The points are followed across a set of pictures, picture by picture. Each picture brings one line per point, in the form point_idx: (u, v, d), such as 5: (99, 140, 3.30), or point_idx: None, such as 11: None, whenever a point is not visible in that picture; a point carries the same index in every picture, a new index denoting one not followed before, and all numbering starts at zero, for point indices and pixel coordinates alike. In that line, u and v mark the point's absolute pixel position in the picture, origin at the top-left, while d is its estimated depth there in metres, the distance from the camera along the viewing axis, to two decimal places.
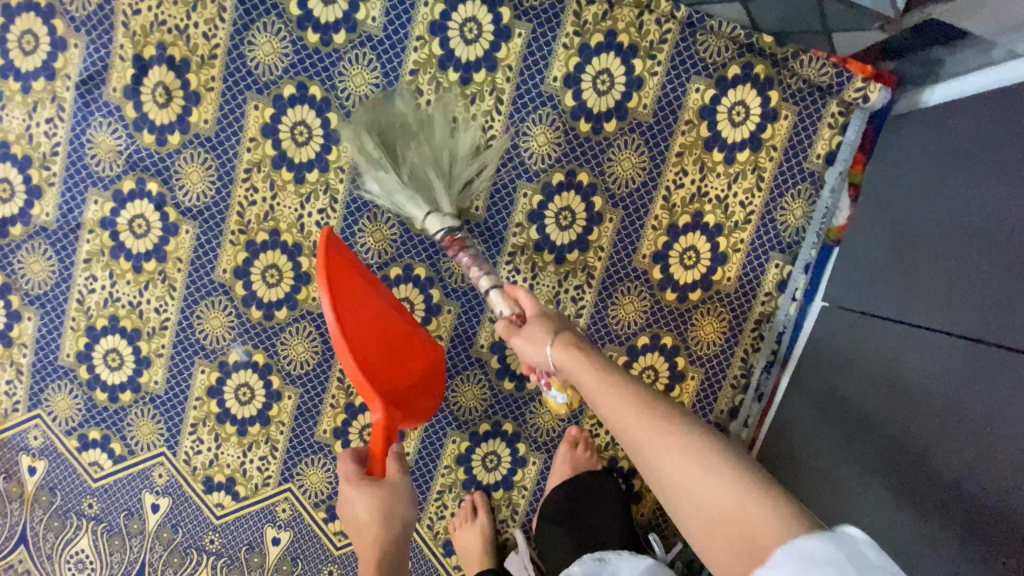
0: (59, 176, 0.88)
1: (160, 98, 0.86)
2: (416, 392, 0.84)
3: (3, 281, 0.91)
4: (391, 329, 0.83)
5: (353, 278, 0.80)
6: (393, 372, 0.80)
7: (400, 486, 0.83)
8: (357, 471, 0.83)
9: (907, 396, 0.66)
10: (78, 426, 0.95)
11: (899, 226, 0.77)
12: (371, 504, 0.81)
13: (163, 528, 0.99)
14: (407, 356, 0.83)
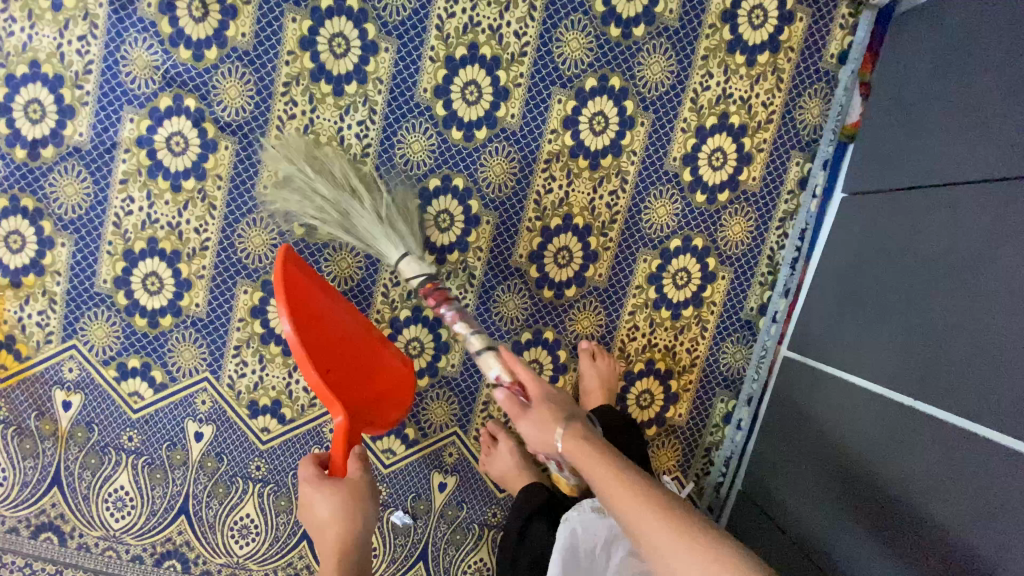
0: (93, 95, 0.87)
1: (196, 12, 0.86)
2: (377, 405, 0.87)
3: (34, 206, 0.89)
4: (353, 347, 0.85)
5: (315, 295, 0.83)
6: (354, 383, 0.83)
7: (360, 486, 0.81)
8: (317, 474, 0.81)
9: (931, 253, 0.73)
10: (116, 355, 0.94)
11: (902, 134, 0.84)
12: (331, 504, 0.78)
13: (207, 457, 0.98)
14: (371, 375, 0.86)
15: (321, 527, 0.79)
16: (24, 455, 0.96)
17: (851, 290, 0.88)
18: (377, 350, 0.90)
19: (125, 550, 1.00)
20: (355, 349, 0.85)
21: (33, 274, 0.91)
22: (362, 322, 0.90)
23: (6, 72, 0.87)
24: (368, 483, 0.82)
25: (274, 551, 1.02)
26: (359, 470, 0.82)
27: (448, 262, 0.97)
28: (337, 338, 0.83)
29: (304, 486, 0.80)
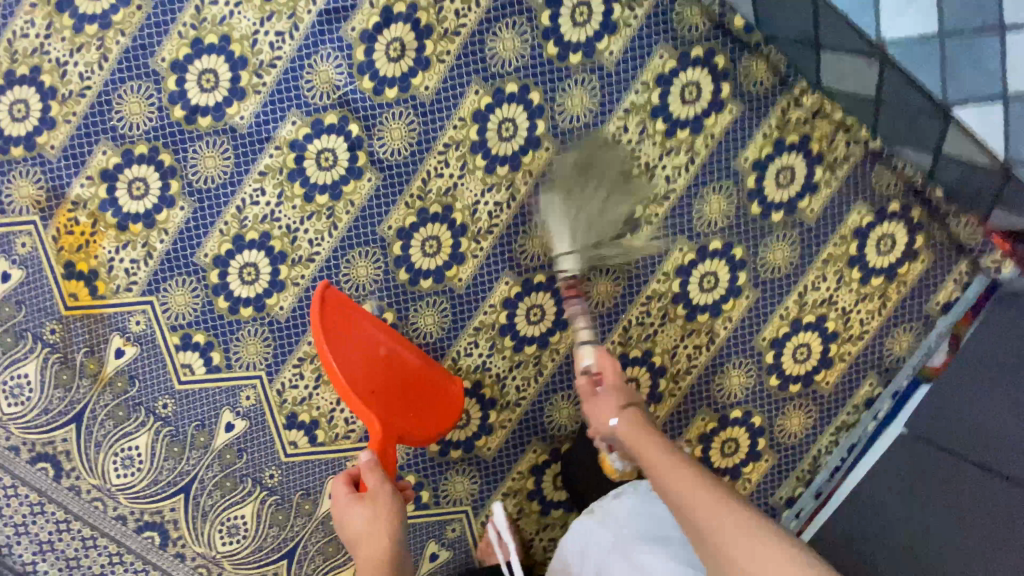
0: (266, 87, 0.89)
1: (393, 52, 0.89)
2: (419, 423, 0.91)
3: (170, 163, 0.91)
4: (397, 370, 0.91)
5: (359, 324, 0.89)
6: (394, 404, 0.89)
7: (386, 504, 0.74)
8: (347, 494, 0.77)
9: (925, 519, 0.85)
10: (185, 325, 0.95)
11: (970, 391, 0.90)
12: (360, 517, 0.73)
13: (228, 448, 0.98)
14: (415, 395, 0.91)
15: (354, 544, 0.72)
16: (57, 384, 0.96)
17: (880, 498, 0.95)
18: (428, 372, 0.94)
19: (112, 506, 1.00)
20: (399, 370, 0.91)
21: (141, 224, 0.92)
22: (411, 348, 0.94)
23: (195, 36, 0.88)
24: (392, 499, 0.75)
25: (252, 558, 1.01)
26: (381, 482, 0.77)
27: (522, 353, 0.99)
28: (380, 362, 0.90)
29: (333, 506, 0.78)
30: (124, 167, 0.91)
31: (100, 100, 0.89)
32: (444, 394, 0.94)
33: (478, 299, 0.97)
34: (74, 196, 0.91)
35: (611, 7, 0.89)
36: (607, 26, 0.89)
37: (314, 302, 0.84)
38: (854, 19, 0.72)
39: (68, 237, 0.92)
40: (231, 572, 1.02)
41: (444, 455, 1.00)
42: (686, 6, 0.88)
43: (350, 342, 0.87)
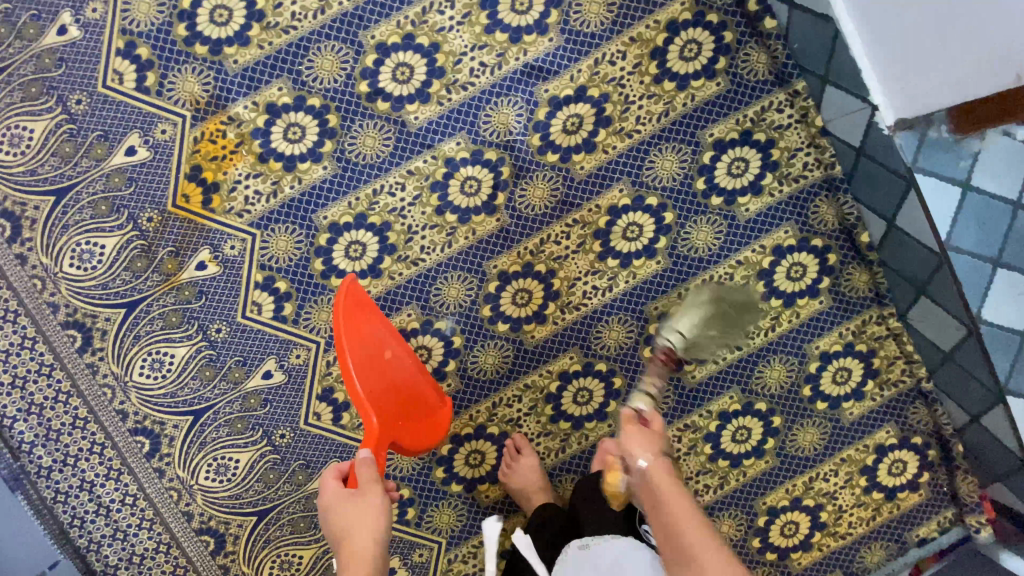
0: (450, 103, 0.95)
1: (569, 126, 0.97)
2: (406, 433, 0.92)
3: (334, 125, 0.95)
4: (400, 381, 0.93)
5: (371, 324, 0.91)
6: (395, 412, 0.90)
7: (374, 504, 0.77)
8: (337, 487, 0.81)
9: None
10: (274, 268, 0.97)
11: None
12: (343, 518, 0.77)
13: (255, 394, 0.99)
14: (408, 407, 0.93)
15: (339, 536, 0.76)
16: (128, 267, 0.96)
17: None
18: (420, 387, 0.96)
19: (119, 400, 0.99)
20: (397, 380, 0.92)
21: (281, 166, 0.95)
22: (410, 357, 0.96)
23: (410, 32, 0.93)
24: (380, 499, 0.78)
25: (226, 503, 1.02)
26: (371, 480, 0.79)
27: (555, 426, 1.03)
28: (383, 365, 0.90)
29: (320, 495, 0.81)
30: (291, 109, 0.94)
31: (298, 43, 0.93)
32: (430, 408, 0.96)
33: (540, 361, 1.01)
34: (232, 112, 0.94)
35: (763, 173, 0.98)
36: (755, 187, 0.98)
37: (341, 290, 0.86)
38: (965, 292, 0.85)
39: (208, 144, 0.94)
40: (199, 506, 1.02)
41: (444, 485, 1.03)
42: (823, 202, 0.98)
43: (364, 342, 0.88)
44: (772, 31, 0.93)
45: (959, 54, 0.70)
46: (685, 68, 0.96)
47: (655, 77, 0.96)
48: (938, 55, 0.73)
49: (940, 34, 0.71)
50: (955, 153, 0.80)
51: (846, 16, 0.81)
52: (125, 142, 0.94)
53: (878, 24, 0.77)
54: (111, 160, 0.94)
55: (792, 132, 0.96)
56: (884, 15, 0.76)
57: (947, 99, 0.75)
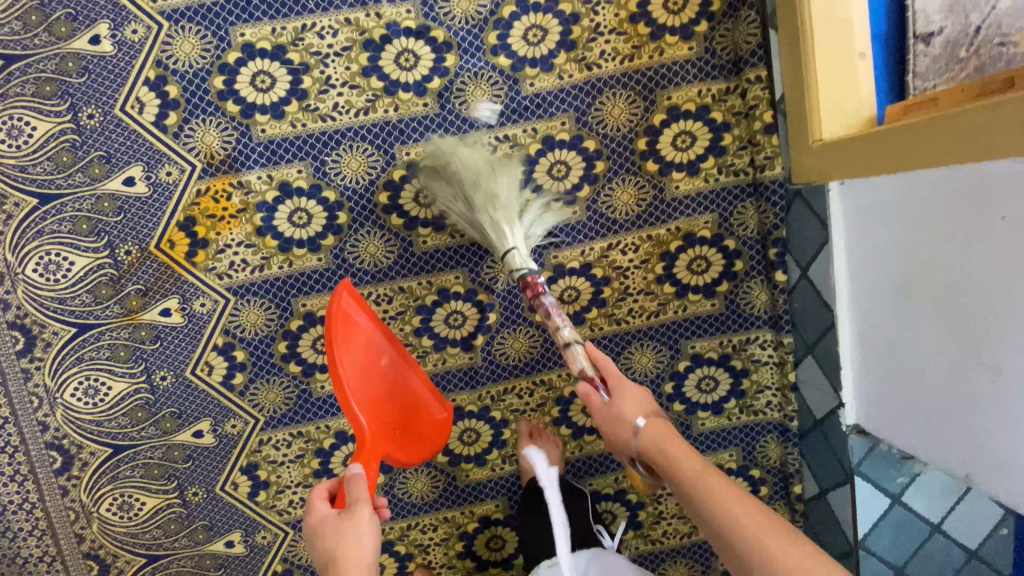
0: (460, 237, 0.95)
1: (566, 295, 0.98)
2: (403, 443, 0.89)
3: (341, 223, 0.94)
4: (392, 393, 0.89)
5: (367, 330, 0.87)
6: (390, 423, 0.87)
7: (367, 524, 0.70)
8: (327, 510, 0.74)
9: None
10: (238, 337, 0.96)
11: None
12: (331, 541, 0.70)
13: (182, 447, 0.99)
14: (404, 416, 0.90)
15: (330, 562, 0.68)
16: (91, 291, 0.94)
17: None
18: (417, 397, 0.92)
19: (43, 412, 0.97)
20: (393, 388, 0.89)
21: (277, 244, 0.94)
22: (411, 365, 0.93)
23: None
24: (372, 518, 0.70)
25: (119, 539, 1.01)
26: (362, 497, 0.72)
27: (460, 561, 1.05)
28: (379, 373, 0.88)
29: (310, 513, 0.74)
30: (304, 194, 0.92)
31: (331, 135, 0.91)
32: (431, 419, 0.93)
33: (465, 499, 1.03)
34: (244, 178, 0.92)
35: (729, 397, 1.00)
36: (717, 407, 1.01)
37: (332, 299, 0.83)
38: None
39: (210, 200, 0.92)
40: (90, 534, 1.01)
41: None
42: (772, 441, 1.01)
43: (356, 348, 0.85)
44: (782, 280, 0.94)
45: (928, 422, 0.72)
46: (691, 280, 0.97)
47: (661, 278, 0.97)
48: (910, 400, 0.74)
49: (919, 395, 0.72)
50: (897, 468, 0.82)
51: (846, 319, 0.82)
52: (127, 171, 0.91)
53: (871, 346, 0.78)
54: (108, 184, 0.91)
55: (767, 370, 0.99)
56: (878, 342, 0.77)
57: (901, 437, 0.77)
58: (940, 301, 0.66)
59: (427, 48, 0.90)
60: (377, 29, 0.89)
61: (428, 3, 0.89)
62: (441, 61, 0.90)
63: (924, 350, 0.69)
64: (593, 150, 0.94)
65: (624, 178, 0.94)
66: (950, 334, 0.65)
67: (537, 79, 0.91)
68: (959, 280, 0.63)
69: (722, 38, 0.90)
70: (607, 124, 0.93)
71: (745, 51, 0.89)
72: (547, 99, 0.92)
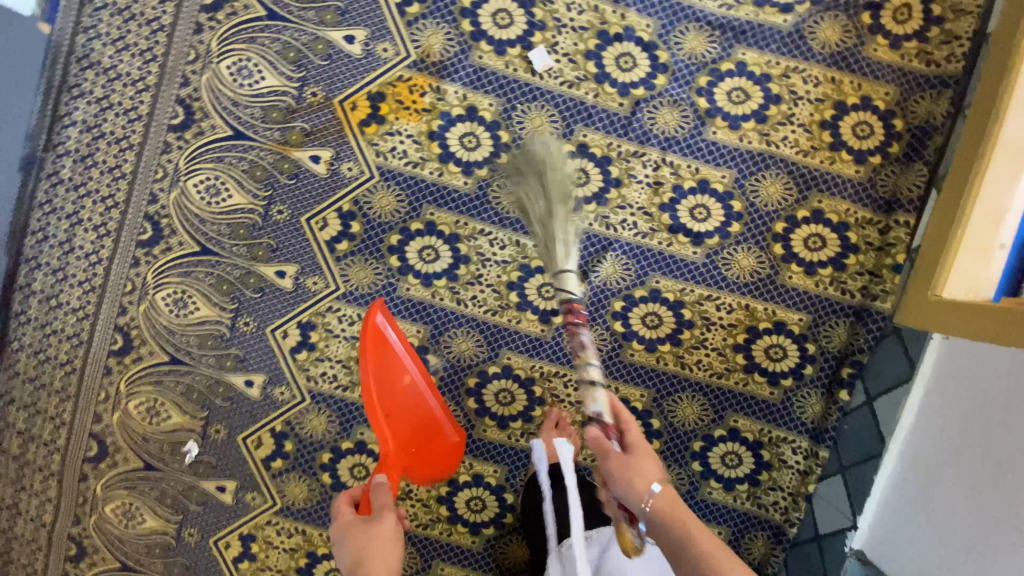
0: (587, 225, 1.01)
1: (652, 321, 1.03)
2: (419, 462, 1.01)
3: (499, 162, 1.00)
4: (411, 412, 1.00)
5: (394, 351, 1.00)
6: (407, 441, 0.99)
7: (387, 528, 0.83)
8: (348, 513, 0.87)
9: None
10: (362, 210, 1.02)
11: None
12: (355, 546, 0.82)
13: (260, 278, 1.03)
14: (421, 442, 1.01)
15: (359, 563, 0.80)
16: (265, 110, 1.01)
17: None
18: (436, 421, 1.02)
19: (160, 186, 1.02)
20: (413, 416, 1.00)
21: (438, 153, 1.01)
22: (433, 392, 1.02)
23: (611, 157, 1.00)
24: (394, 522, 0.84)
25: (157, 329, 1.04)
26: (382, 505, 0.86)
27: (436, 504, 1.07)
28: (402, 393, 1.00)
29: (334, 536, 0.85)
30: (484, 124, 1.00)
31: (531, 88, 1.00)
32: (444, 445, 1.02)
33: (470, 449, 1.06)
34: (443, 86, 1.00)
35: (744, 478, 1.05)
36: (730, 482, 1.06)
37: (368, 316, 0.97)
38: None
39: (406, 89, 1.00)
40: (134, 312, 1.04)
41: (317, 466, 1.06)
42: (762, 537, 1.05)
43: (384, 366, 0.99)
44: (843, 399, 1.00)
45: (938, 573, 0.74)
46: (763, 361, 1.03)
47: (738, 346, 1.03)
48: (926, 546, 0.77)
49: (944, 549, 0.74)
50: None
51: (893, 457, 0.88)
52: (352, 31, 1.00)
53: (907, 489, 0.84)
54: (332, 33, 1.00)
55: (790, 471, 1.03)
56: (915, 487, 0.82)
57: None
58: (990, 458, 0.71)
59: (646, 61, 0.99)
60: (616, 27, 0.99)
61: (666, 28, 0.99)
62: (653, 77, 0.99)
63: (961, 502, 0.74)
64: (737, 210, 1.01)
65: (751, 247, 1.01)
66: (988, 494, 0.70)
67: (722, 130, 1.00)
68: (1014, 448, 0.68)
69: (886, 177, 1.00)
70: (760, 196, 1.01)
71: (903, 197, 0.99)
72: (721, 150, 1.00)
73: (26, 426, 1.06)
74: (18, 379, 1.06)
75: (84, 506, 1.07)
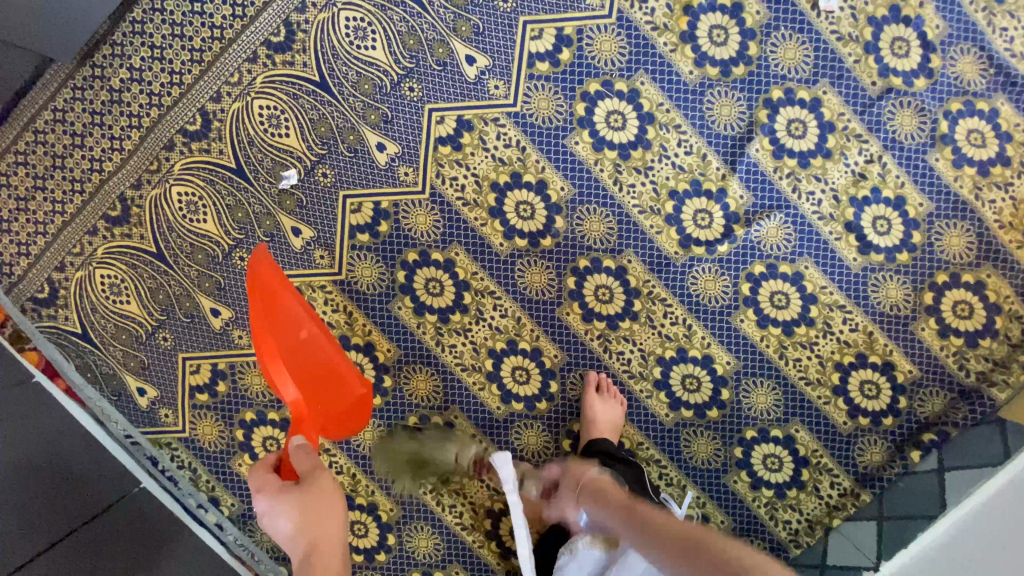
0: (777, 177, 0.97)
1: (780, 299, 0.99)
2: (337, 414, 0.86)
3: (733, 72, 0.95)
4: (316, 364, 0.87)
5: (281, 297, 0.88)
6: (320, 394, 0.86)
7: (328, 484, 0.72)
8: (273, 480, 0.74)
9: None
10: (580, 43, 0.95)
11: None
12: (296, 513, 0.69)
13: (447, 52, 0.96)
14: (327, 395, 0.87)
15: (311, 545, 0.66)
16: None
17: None
18: (327, 357, 0.89)
19: None
20: (308, 360, 0.86)
21: (683, 29, 0.94)
22: (322, 329, 0.90)
23: (835, 127, 0.96)
24: (330, 475, 0.74)
25: (319, 45, 0.96)
26: (313, 463, 0.76)
27: (485, 355, 1.03)
28: (293, 345, 0.86)
29: (263, 518, 0.71)
30: (741, 27, 0.94)
31: (803, 20, 0.94)
32: (348, 391, 0.88)
33: (544, 324, 1.01)
34: None
35: (776, 486, 1.02)
36: (761, 483, 1.02)
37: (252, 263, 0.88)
38: None
39: None
40: (309, 17, 0.95)
41: (396, 260, 1.01)
42: (760, 544, 1.03)
43: (269, 311, 0.87)
44: (910, 458, 0.99)
45: None
46: (856, 390, 1.00)
47: (842, 364, 1.00)
48: None
49: None
50: None
51: (945, 522, 0.92)
52: None
53: (956, 547, 0.88)
54: None
55: (820, 499, 1.01)
56: (966, 546, 0.86)
57: None
58: None
59: (919, 58, 0.95)
60: (910, 9, 0.95)
61: (954, 38, 0.95)
62: (916, 75, 0.95)
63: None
64: (913, 241, 0.98)
65: (906, 281, 0.99)
66: None
67: (945, 161, 0.97)
68: None
69: None
70: (941, 241, 0.98)
71: None
72: (933, 178, 0.97)
73: (139, 66, 0.97)
74: (157, 15, 0.96)
75: (153, 174, 0.99)
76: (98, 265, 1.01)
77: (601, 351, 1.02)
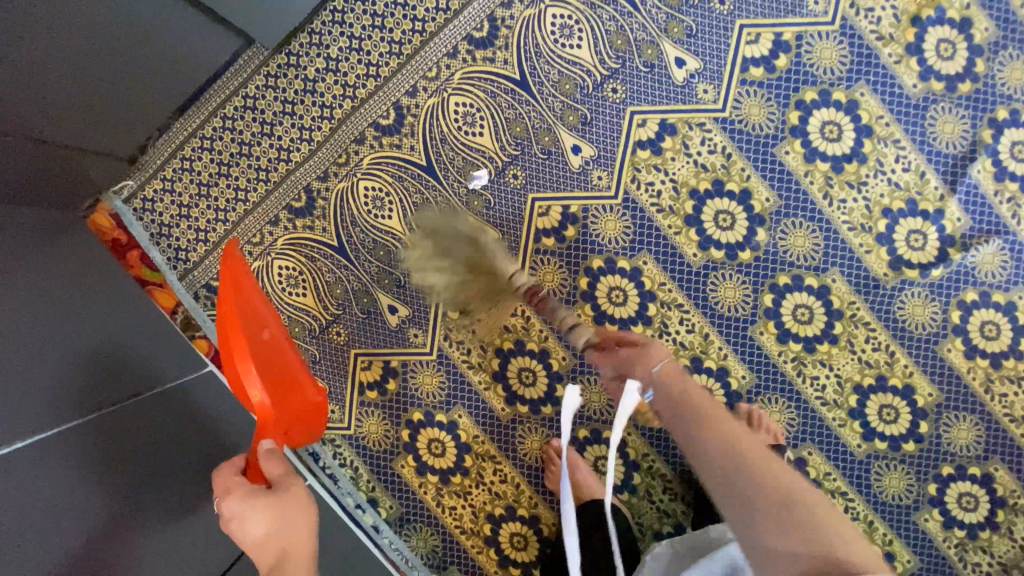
0: (999, 201, 0.91)
1: (990, 331, 0.93)
2: (293, 422, 0.83)
3: (960, 88, 0.90)
4: (283, 365, 0.83)
5: (246, 290, 0.83)
6: (288, 401, 0.82)
7: (300, 493, 0.74)
8: (238, 480, 0.73)
9: None
10: (798, 50, 0.90)
11: None
12: (268, 519, 0.70)
13: (657, 55, 0.92)
14: (285, 395, 0.82)
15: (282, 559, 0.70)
16: None
17: None
18: (290, 363, 0.85)
19: None
20: (270, 359, 0.81)
21: (910, 41, 0.89)
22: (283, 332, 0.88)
23: None
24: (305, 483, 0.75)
25: (524, 41, 0.93)
26: (284, 470, 0.75)
27: None
28: (259, 343, 0.81)
29: (231, 521, 0.69)
30: (971, 42, 0.89)
31: None
32: (304, 402, 0.84)
33: (734, 340, 0.95)
34: None
35: (972, 528, 0.95)
36: (955, 524, 0.96)
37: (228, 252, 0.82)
38: None
39: None
40: (515, 12, 0.92)
41: (581, 266, 0.97)
42: None
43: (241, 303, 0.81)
44: None
45: None
46: None
47: None
48: None
49: None
50: None
51: None
52: None
53: None
54: None
55: (1019, 543, 0.95)
56: None
57: None
58: None
59: None
60: None
61: None
62: None
63: None
64: None
65: None
66: None
67: None
68: None
69: None
70: None
71: None
72: None
73: (337, 56, 0.95)
74: (359, 5, 0.94)
75: (341, 166, 0.96)
76: (276, 255, 0.99)
77: (794, 373, 0.95)
